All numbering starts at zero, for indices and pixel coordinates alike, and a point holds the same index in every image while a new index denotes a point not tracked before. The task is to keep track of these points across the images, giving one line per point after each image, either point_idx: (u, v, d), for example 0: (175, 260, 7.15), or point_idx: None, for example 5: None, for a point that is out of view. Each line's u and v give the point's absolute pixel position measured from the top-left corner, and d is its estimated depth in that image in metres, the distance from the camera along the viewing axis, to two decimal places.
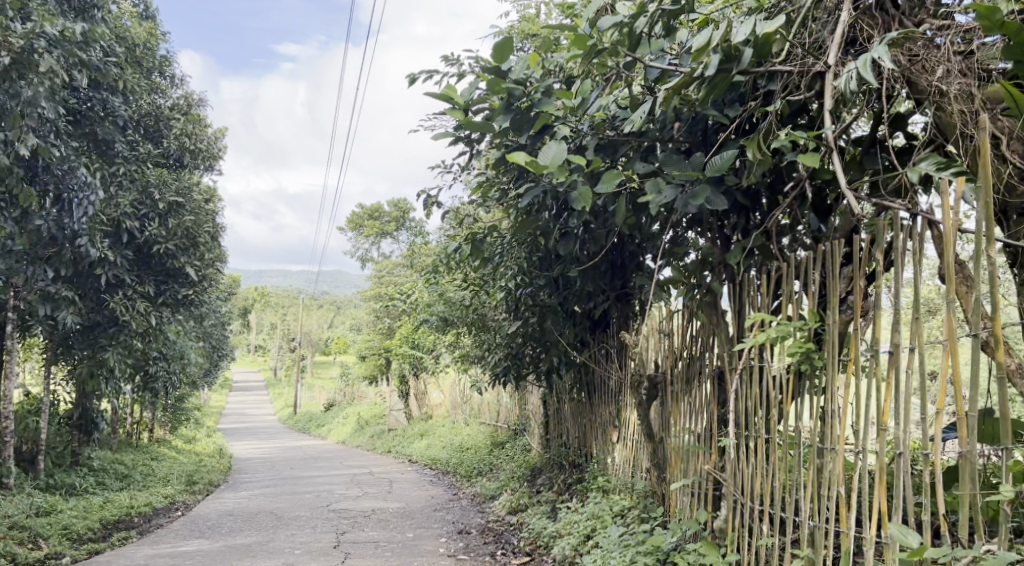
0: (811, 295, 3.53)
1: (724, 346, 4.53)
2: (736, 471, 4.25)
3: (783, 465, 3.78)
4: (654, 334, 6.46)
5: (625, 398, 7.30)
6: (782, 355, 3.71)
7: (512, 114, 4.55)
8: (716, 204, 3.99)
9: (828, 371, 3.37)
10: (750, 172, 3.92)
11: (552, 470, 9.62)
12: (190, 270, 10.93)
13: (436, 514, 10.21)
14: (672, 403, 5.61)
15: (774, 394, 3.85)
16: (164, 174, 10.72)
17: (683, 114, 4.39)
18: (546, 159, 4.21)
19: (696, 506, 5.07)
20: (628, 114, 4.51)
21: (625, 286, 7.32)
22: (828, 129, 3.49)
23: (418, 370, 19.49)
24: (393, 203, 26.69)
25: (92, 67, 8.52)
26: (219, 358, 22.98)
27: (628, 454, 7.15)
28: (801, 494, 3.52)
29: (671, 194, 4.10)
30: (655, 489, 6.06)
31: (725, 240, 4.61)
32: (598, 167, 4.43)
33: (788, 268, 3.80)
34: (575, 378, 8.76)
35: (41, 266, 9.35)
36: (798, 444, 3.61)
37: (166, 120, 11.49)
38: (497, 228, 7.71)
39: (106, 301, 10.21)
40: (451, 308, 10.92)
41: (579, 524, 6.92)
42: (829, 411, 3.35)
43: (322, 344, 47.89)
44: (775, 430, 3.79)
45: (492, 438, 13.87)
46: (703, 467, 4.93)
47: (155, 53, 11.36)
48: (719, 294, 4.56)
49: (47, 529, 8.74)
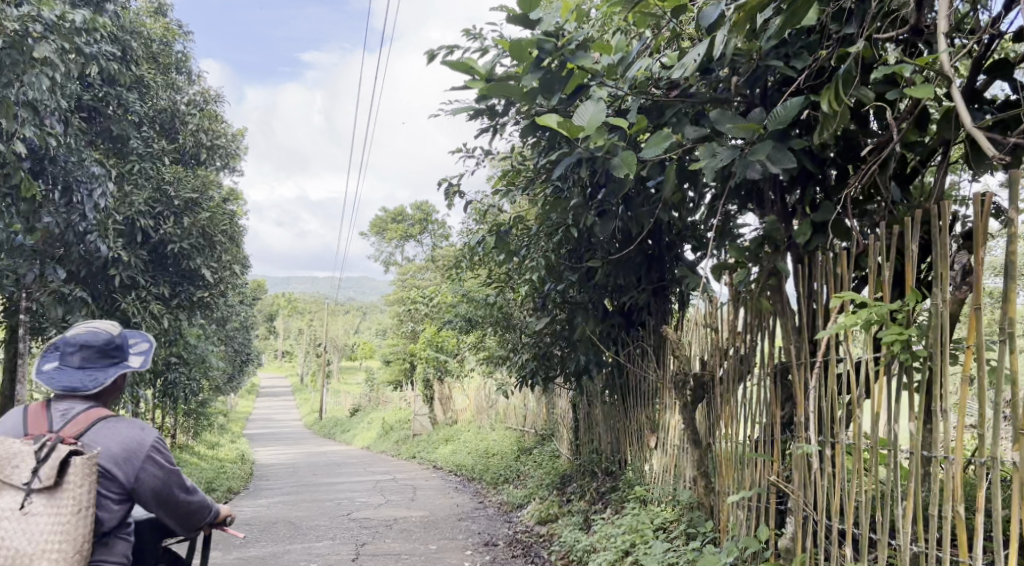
0: (908, 271, 2.95)
1: (790, 337, 3.96)
2: (810, 480, 3.69)
3: (869, 476, 3.21)
4: (698, 330, 5.87)
5: (662, 399, 6.73)
6: (870, 343, 3.12)
7: (540, 73, 3.96)
8: (783, 163, 3.48)
9: (937, 360, 2.78)
10: (824, 125, 3.42)
11: (583, 477, 9.03)
12: (206, 271, 10.28)
13: (461, 524, 9.64)
14: (721, 404, 5.07)
15: (856, 390, 3.27)
16: (180, 170, 10.22)
17: (741, 67, 3.84)
18: (582, 119, 3.69)
19: (754, 521, 4.49)
20: (673, 71, 3.97)
21: (662, 277, 6.75)
22: (942, 54, 2.98)
23: (442, 374, 18.96)
24: (417, 206, 26.22)
25: (97, 54, 7.98)
26: (242, 364, 22.58)
27: (669, 462, 6.54)
28: (901, 513, 2.93)
29: (729, 155, 3.56)
30: (701, 501, 5.48)
31: (787, 215, 4.04)
32: (640, 128, 3.89)
33: (875, 242, 3.24)
34: (607, 380, 8.16)
35: (51, 265, 8.63)
36: (892, 451, 3.02)
37: (182, 116, 10.92)
38: (525, 219, 7.19)
39: (119, 303, 9.52)
40: (475, 308, 10.36)
41: (616, 538, 6.34)
42: (934, 412, 2.77)
43: (346, 350, 47.58)
44: (859, 434, 3.21)
45: (519, 443, 13.29)
46: (765, 477, 4.36)
47: (173, 49, 10.92)
48: (783, 276, 3.98)
49: None
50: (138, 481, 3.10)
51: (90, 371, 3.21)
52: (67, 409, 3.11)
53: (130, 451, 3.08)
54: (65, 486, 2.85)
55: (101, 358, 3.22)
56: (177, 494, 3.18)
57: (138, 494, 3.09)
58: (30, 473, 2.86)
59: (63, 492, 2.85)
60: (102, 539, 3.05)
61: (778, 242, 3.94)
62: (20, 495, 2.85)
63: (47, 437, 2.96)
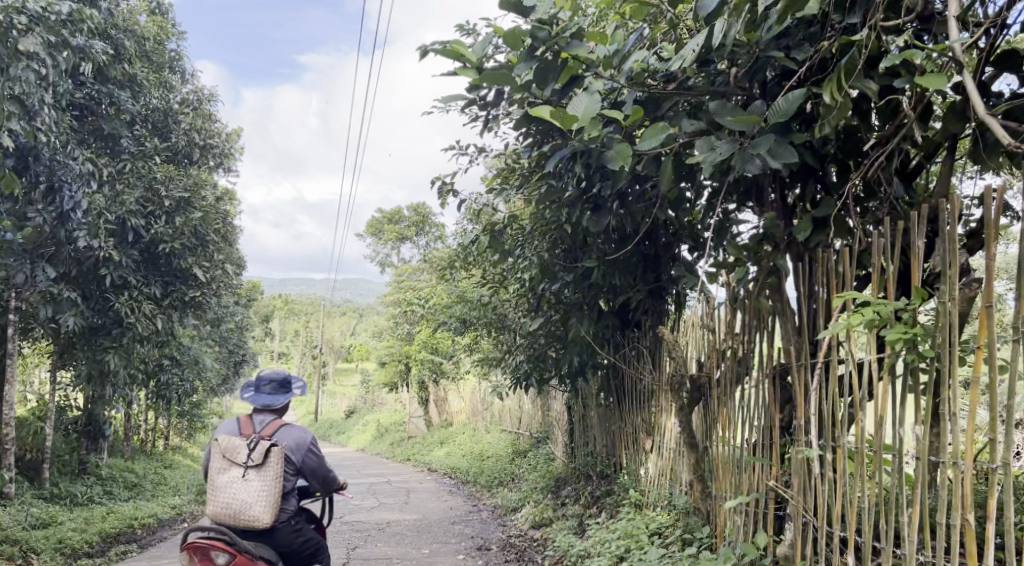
0: (914, 268, 2.84)
1: (791, 337, 3.84)
2: (811, 484, 3.58)
3: (873, 483, 3.09)
4: (696, 331, 5.75)
5: (659, 402, 6.62)
6: (873, 342, 3.00)
7: (532, 63, 3.87)
8: (783, 157, 3.37)
9: (945, 361, 2.66)
10: (826, 118, 3.31)
11: (578, 481, 8.90)
12: (198, 271, 10.11)
13: (454, 528, 9.52)
14: (718, 408, 4.96)
15: (859, 392, 3.17)
16: (171, 169, 9.96)
17: (742, 58, 3.73)
18: (576, 111, 3.59)
19: (752, 528, 4.38)
20: (671, 61, 3.86)
21: (659, 278, 6.64)
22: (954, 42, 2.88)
23: (438, 376, 18.82)
24: (413, 207, 26.08)
25: (85, 48, 7.80)
26: (236, 366, 22.43)
27: (666, 466, 6.41)
28: (906, 520, 2.82)
29: (728, 149, 3.45)
30: (698, 506, 5.36)
31: (786, 211, 3.93)
32: (637, 121, 3.78)
33: (879, 239, 3.13)
34: (603, 382, 8.04)
35: (40, 264, 8.52)
36: (897, 455, 2.90)
37: (174, 115, 10.69)
38: (519, 218, 7.08)
39: (111, 302, 9.40)
40: (470, 309, 10.23)
41: (611, 543, 6.22)
42: (942, 415, 2.65)
43: (342, 352, 47.40)
44: (862, 438, 3.10)
45: (513, 445, 13.15)
46: (763, 481, 4.24)
47: (166, 46, 10.78)
48: (783, 274, 3.87)
49: (41, 543, 8.08)
50: (305, 462, 4.34)
51: (276, 396, 4.36)
52: (263, 418, 4.31)
53: (299, 442, 4.30)
54: (271, 464, 4.07)
55: (281, 389, 4.38)
56: (326, 470, 4.43)
57: (305, 472, 4.33)
58: (244, 456, 4.08)
59: (268, 469, 4.07)
60: (285, 502, 4.29)
61: (779, 239, 3.83)
62: (239, 470, 4.07)
63: (252, 434, 4.18)
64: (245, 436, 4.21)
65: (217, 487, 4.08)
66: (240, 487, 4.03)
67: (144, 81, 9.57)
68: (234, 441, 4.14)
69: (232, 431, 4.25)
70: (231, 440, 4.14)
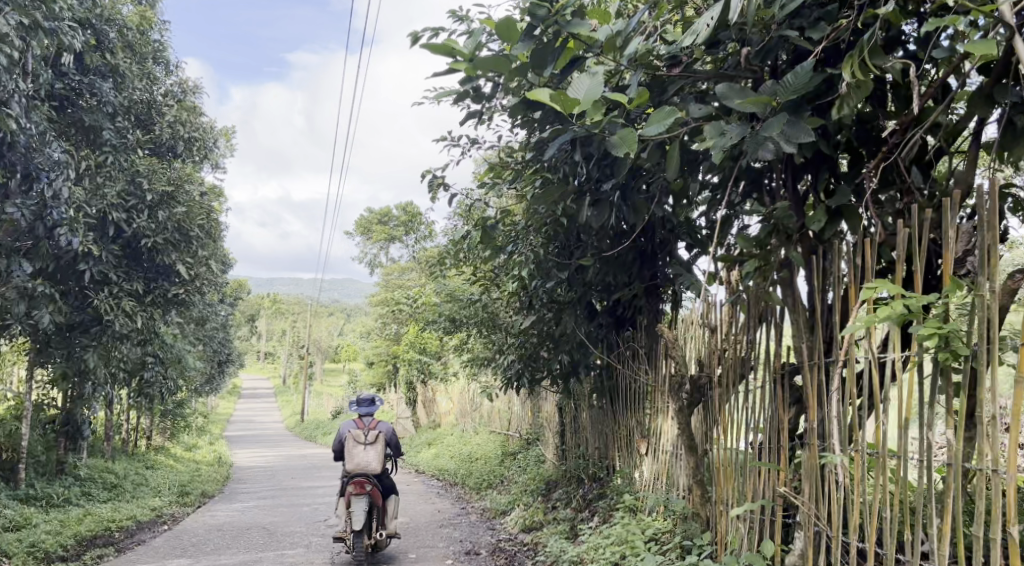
0: (947, 260, 2.64)
1: (801, 335, 3.62)
2: (826, 491, 3.38)
3: (895, 491, 2.88)
4: (695, 330, 5.54)
5: (654, 403, 6.41)
6: (899, 339, 2.79)
7: (530, 44, 3.61)
8: (799, 138, 3.14)
9: (982, 357, 2.45)
10: (846, 98, 3.10)
11: (569, 483, 8.69)
12: (182, 267, 9.79)
13: (442, 531, 9.27)
14: (718, 408, 4.77)
15: (881, 393, 2.95)
16: (155, 162, 9.68)
17: (753, 37, 3.50)
18: (578, 94, 3.36)
19: (756, 535, 4.18)
20: (678, 44, 3.63)
21: (655, 276, 6.46)
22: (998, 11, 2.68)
23: (426, 376, 18.61)
24: (401, 207, 25.78)
25: (66, 34, 7.46)
26: (220, 365, 22.09)
27: (661, 469, 6.21)
28: (936, 533, 2.60)
29: (739, 132, 3.23)
30: (697, 511, 5.15)
31: (800, 202, 3.71)
32: (642, 104, 3.55)
33: (901, 229, 2.92)
34: (595, 383, 7.81)
35: (16, 259, 8.08)
36: (924, 461, 2.69)
37: (159, 107, 10.36)
38: (511, 213, 6.86)
39: (91, 299, 9.08)
40: (459, 308, 9.98)
41: (605, 548, 6.00)
42: (979, 417, 2.44)
43: (329, 352, 47.10)
44: (885, 444, 2.89)
45: (502, 446, 12.94)
46: (770, 487, 4.04)
47: (151, 36, 10.47)
48: (795, 268, 3.65)
49: (12, 547, 7.76)
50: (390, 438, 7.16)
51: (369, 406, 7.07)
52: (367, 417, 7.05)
53: (389, 429, 7.15)
54: (380, 442, 6.92)
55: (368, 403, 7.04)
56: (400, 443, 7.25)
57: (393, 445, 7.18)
58: (363, 437, 6.89)
59: (378, 443, 6.91)
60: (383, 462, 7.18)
61: (791, 231, 3.61)
62: (361, 446, 6.87)
63: (365, 426, 6.98)
64: (359, 427, 6.98)
65: (350, 456, 6.86)
66: (364, 454, 6.82)
67: (128, 72, 9.25)
68: (356, 430, 6.93)
69: (350, 426, 7.02)
70: (354, 431, 6.93)
